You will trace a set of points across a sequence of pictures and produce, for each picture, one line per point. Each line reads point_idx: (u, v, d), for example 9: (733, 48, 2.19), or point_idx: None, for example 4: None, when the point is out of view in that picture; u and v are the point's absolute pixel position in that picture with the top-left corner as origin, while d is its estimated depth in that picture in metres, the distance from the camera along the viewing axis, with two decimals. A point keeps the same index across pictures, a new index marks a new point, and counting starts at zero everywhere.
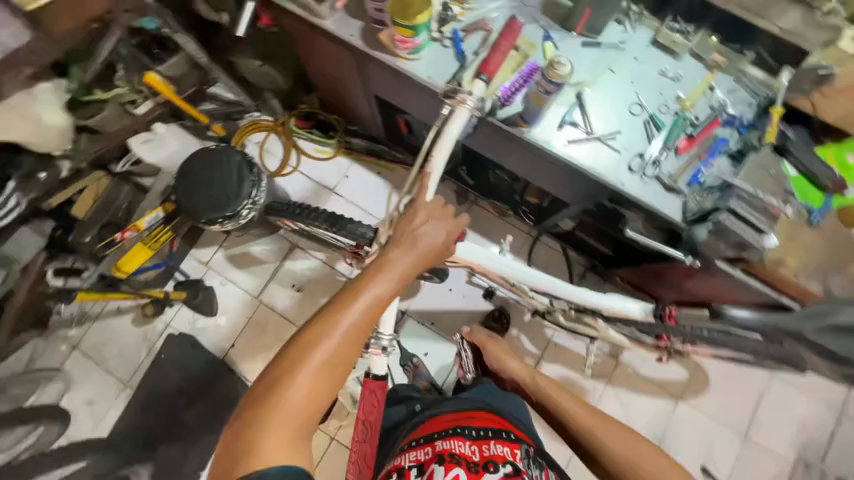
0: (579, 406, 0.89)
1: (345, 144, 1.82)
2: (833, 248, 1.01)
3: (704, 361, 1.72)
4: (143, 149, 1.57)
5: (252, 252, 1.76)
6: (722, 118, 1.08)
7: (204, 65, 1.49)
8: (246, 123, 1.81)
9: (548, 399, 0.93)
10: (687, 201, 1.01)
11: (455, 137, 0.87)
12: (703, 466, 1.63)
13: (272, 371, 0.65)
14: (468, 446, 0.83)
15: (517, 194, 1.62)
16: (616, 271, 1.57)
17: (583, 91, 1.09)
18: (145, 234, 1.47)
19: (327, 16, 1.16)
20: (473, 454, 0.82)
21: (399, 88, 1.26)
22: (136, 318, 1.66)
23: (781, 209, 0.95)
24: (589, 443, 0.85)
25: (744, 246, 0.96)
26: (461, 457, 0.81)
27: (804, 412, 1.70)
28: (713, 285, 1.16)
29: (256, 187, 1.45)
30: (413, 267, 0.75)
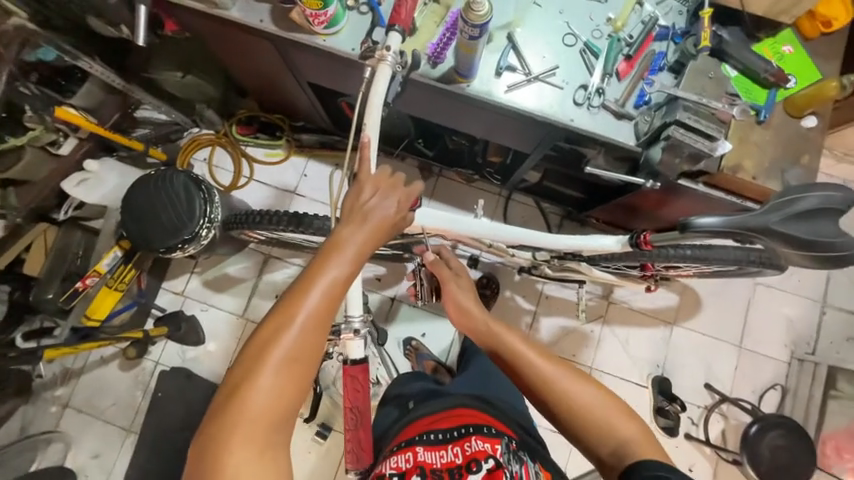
0: (539, 355, 0.91)
1: (295, 142, 1.72)
2: (785, 144, 1.03)
3: (692, 282, 1.74)
4: (78, 191, 1.40)
5: (227, 273, 1.70)
6: (656, 32, 1.02)
7: (121, 87, 1.37)
8: (187, 142, 1.66)
9: (510, 351, 0.93)
10: (637, 124, 0.98)
11: (381, 96, 0.81)
12: (707, 382, 1.69)
13: (237, 371, 0.64)
14: (450, 452, 0.84)
15: (479, 156, 1.56)
16: (590, 213, 1.55)
17: (513, 32, 1.02)
18: (109, 276, 1.40)
19: (230, 6, 1.06)
20: (455, 458, 0.82)
21: (329, 70, 1.18)
22: (121, 363, 1.62)
23: (729, 112, 0.88)
24: (544, 389, 0.88)
25: (698, 157, 0.92)
26: (442, 467, 0.82)
27: (791, 311, 1.75)
28: (683, 207, 1.17)
29: (209, 204, 1.33)
30: (368, 244, 0.71)
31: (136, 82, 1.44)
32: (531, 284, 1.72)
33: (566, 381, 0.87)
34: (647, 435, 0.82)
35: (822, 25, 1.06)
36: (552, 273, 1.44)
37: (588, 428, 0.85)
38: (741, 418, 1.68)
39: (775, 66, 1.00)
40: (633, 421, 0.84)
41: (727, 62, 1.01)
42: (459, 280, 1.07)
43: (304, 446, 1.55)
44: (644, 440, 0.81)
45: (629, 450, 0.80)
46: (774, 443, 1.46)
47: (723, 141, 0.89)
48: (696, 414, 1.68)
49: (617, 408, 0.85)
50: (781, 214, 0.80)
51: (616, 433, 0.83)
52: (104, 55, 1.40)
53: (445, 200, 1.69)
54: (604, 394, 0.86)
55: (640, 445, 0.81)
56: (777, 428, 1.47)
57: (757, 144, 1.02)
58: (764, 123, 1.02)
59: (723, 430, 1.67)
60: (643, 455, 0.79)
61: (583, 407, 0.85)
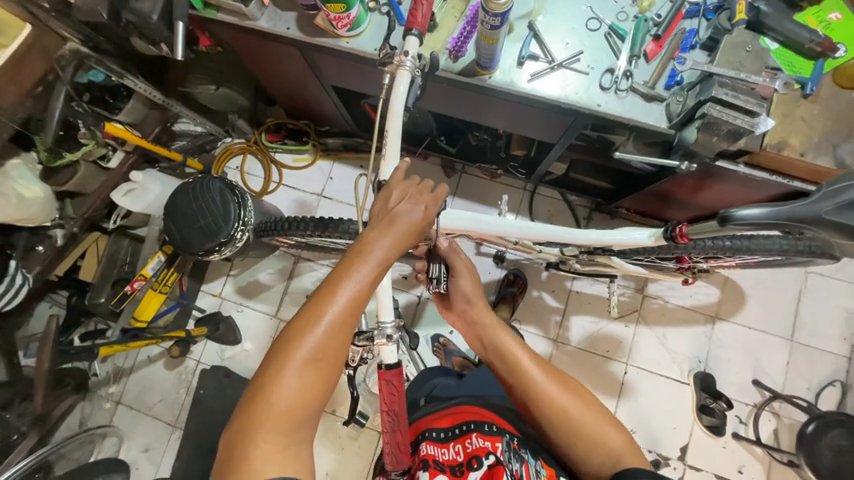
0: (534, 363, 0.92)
1: (321, 147, 1.77)
2: (836, 117, 0.95)
3: (733, 274, 1.65)
4: (127, 200, 1.49)
5: (259, 278, 1.77)
6: (686, 9, 0.98)
7: (161, 102, 1.46)
8: (220, 151, 1.75)
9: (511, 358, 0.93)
10: (670, 105, 0.94)
11: (401, 101, 0.82)
12: (755, 379, 1.58)
13: (264, 367, 0.66)
14: (452, 450, 0.85)
15: (502, 150, 1.55)
16: (620, 204, 1.51)
17: (534, 21, 1.01)
18: (154, 281, 1.49)
19: (258, 17, 1.11)
20: (457, 456, 0.83)
21: (352, 72, 1.20)
22: (166, 362, 1.72)
23: (771, 86, 0.83)
24: (538, 400, 0.88)
25: (738, 134, 0.87)
26: (444, 463, 0.83)
27: (850, 302, 1.62)
28: (723, 190, 1.11)
29: (242, 207, 1.39)
30: (394, 249, 0.71)
31: (174, 96, 1.52)
32: (560, 279, 1.68)
33: (559, 392, 0.89)
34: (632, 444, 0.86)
35: None
36: (581, 268, 1.40)
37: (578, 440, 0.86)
38: (796, 417, 1.57)
39: (821, 34, 0.93)
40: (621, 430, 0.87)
41: (766, 35, 0.96)
42: (469, 276, 1.03)
43: (336, 441, 1.58)
44: (630, 451, 0.84)
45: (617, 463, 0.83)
46: (836, 443, 1.35)
47: (765, 118, 0.85)
48: (744, 413, 1.58)
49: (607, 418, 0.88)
50: (834, 202, 0.73)
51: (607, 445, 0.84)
52: (146, 73, 1.49)
53: (469, 197, 1.68)
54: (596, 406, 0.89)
55: (625, 454, 0.84)
56: (838, 428, 1.36)
57: (804, 119, 0.95)
58: (811, 96, 0.96)
59: (776, 430, 1.57)
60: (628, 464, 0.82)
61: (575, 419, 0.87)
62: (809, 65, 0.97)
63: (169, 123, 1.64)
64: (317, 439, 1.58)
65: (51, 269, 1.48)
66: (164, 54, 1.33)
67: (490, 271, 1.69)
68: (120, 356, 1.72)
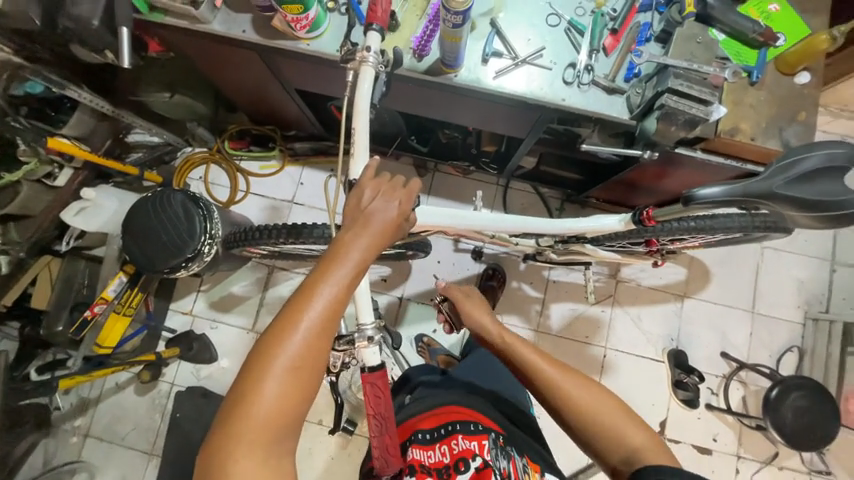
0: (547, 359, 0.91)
1: (289, 152, 1.72)
2: (780, 102, 1.02)
3: (697, 253, 1.74)
4: (80, 220, 1.39)
5: (233, 291, 1.70)
6: (639, 3, 1.02)
7: (110, 112, 1.36)
8: (181, 161, 1.67)
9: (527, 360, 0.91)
10: (629, 97, 0.97)
11: (368, 99, 0.79)
12: (723, 352, 1.68)
13: (240, 380, 0.62)
14: (438, 452, 0.85)
15: (473, 146, 1.55)
16: (590, 194, 1.55)
17: (496, 18, 1.01)
18: (116, 303, 1.40)
19: (211, 19, 1.05)
20: (443, 458, 0.83)
21: (316, 74, 1.17)
22: (137, 388, 1.63)
23: (721, 76, 0.87)
24: (552, 393, 0.87)
25: (695, 123, 0.91)
26: (431, 466, 0.83)
27: (801, 272, 1.74)
28: (684, 176, 1.17)
29: (209, 220, 1.32)
30: (372, 248, 0.70)
31: (125, 106, 1.43)
32: (538, 270, 1.72)
33: (575, 382, 0.87)
34: (657, 441, 0.81)
35: None
36: (558, 258, 1.43)
37: (600, 435, 0.83)
38: (761, 383, 1.67)
39: (763, 25, 0.98)
40: (642, 428, 0.83)
41: (714, 27, 1.00)
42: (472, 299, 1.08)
43: (326, 451, 1.55)
44: (654, 447, 0.80)
45: (641, 458, 0.79)
46: (797, 405, 1.44)
47: (718, 105, 0.89)
48: (715, 384, 1.67)
49: (627, 413, 0.84)
50: (785, 177, 0.78)
51: (628, 439, 0.81)
52: (90, 83, 1.39)
53: (444, 195, 1.68)
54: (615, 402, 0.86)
55: (650, 451, 0.80)
56: (798, 390, 1.45)
57: (752, 105, 1.01)
58: (757, 83, 1.01)
59: (744, 397, 1.67)
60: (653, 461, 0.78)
61: (595, 415, 0.84)
62: (754, 54, 1.03)
63: (122, 135, 1.54)
64: (305, 452, 1.55)
65: None
66: (108, 61, 1.24)
67: (469, 267, 1.70)
68: (85, 387, 1.61)
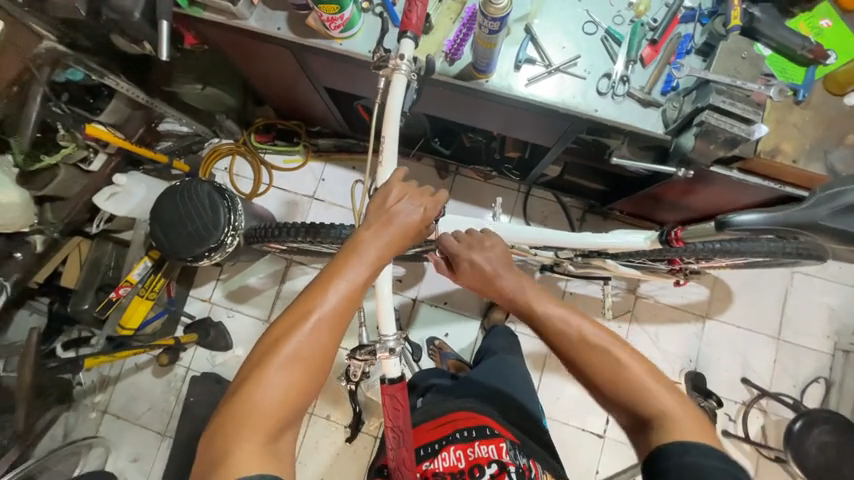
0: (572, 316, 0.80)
1: (312, 148, 1.73)
2: (827, 123, 0.97)
3: (722, 273, 1.68)
4: (111, 204, 1.44)
5: (250, 283, 1.73)
6: (681, 14, 0.98)
7: (146, 102, 1.41)
8: (208, 152, 1.70)
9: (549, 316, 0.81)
10: (665, 110, 0.94)
11: (399, 101, 0.79)
12: (744, 377, 1.62)
13: (249, 365, 0.64)
14: (452, 456, 0.86)
15: (497, 152, 1.53)
16: (614, 206, 1.51)
17: (531, 24, 1.00)
18: (140, 287, 1.45)
19: (248, 16, 1.07)
20: (458, 463, 0.85)
21: (344, 73, 1.17)
22: (155, 370, 1.68)
23: (765, 93, 0.84)
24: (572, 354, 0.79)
25: (734, 142, 0.87)
26: (445, 471, 0.85)
27: (833, 300, 1.66)
28: (717, 194, 1.13)
29: (232, 211, 1.35)
30: (389, 248, 0.70)
31: (159, 96, 1.47)
32: (555, 281, 1.69)
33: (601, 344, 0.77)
34: (687, 407, 0.74)
35: None
36: (576, 270, 1.40)
37: (622, 397, 0.76)
38: (783, 413, 1.61)
39: (813, 42, 0.94)
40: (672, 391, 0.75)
41: (760, 42, 0.97)
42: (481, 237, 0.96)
43: (331, 446, 1.57)
44: (688, 413, 0.73)
45: (666, 426, 0.72)
46: (822, 440, 1.38)
47: (760, 125, 0.85)
48: (734, 410, 1.61)
49: (654, 376, 0.76)
50: (830, 207, 0.74)
51: (653, 402, 0.74)
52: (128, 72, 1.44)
53: (464, 199, 1.67)
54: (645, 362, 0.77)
55: (678, 419, 0.72)
56: (824, 424, 1.39)
57: (796, 125, 0.96)
58: (803, 103, 0.97)
59: (764, 426, 1.60)
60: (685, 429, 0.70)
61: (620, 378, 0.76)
62: (801, 72, 0.98)
63: (154, 124, 1.59)
64: (311, 445, 1.56)
65: (30, 276, 1.43)
66: (146, 52, 1.27)
67: None
68: (106, 365, 1.67)
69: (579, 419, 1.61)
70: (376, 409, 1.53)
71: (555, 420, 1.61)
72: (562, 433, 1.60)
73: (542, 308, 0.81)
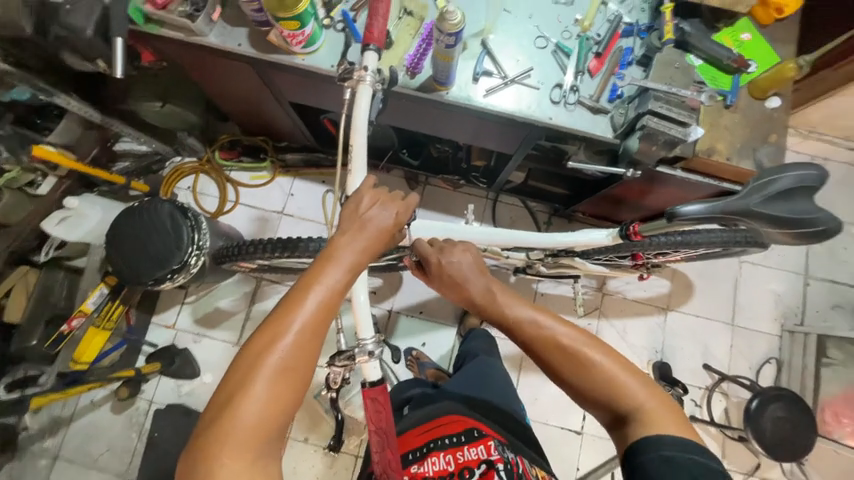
0: (544, 317, 0.83)
1: (280, 163, 1.71)
2: (753, 124, 1.08)
3: (680, 266, 1.79)
4: (61, 230, 1.35)
5: (220, 307, 1.66)
6: (621, 30, 1.07)
7: (100, 121, 1.35)
8: (169, 172, 1.65)
9: (521, 322, 0.83)
10: (613, 117, 1.02)
11: (363, 114, 0.81)
12: (705, 364, 1.71)
13: (227, 382, 0.61)
14: (442, 460, 0.85)
15: (464, 161, 1.59)
16: (577, 209, 1.59)
17: (486, 39, 1.06)
18: (96, 316, 1.36)
19: (207, 33, 1.07)
20: (448, 466, 0.84)
21: (308, 88, 1.19)
22: (114, 405, 1.57)
23: (698, 99, 0.93)
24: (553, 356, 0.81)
25: (673, 143, 0.95)
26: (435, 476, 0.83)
27: (778, 285, 1.80)
28: (667, 192, 1.21)
29: (197, 230, 1.31)
30: (365, 253, 0.71)
31: (115, 115, 1.42)
32: (526, 283, 1.74)
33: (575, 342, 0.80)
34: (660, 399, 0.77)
35: (775, 12, 1.10)
36: (547, 271, 1.45)
37: (598, 394, 0.79)
38: (742, 395, 1.71)
39: (735, 53, 1.05)
40: (646, 385, 0.78)
41: (691, 53, 1.07)
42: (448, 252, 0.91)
43: (310, 468, 1.51)
44: (662, 405, 0.75)
45: (641, 420, 0.74)
46: (776, 415, 1.48)
47: (695, 127, 0.93)
48: (698, 396, 1.70)
49: (628, 370, 0.79)
50: (761, 195, 0.82)
51: (628, 397, 0.77)
52: (80, 91, 1.38)
53: (434, 207, 1.71)
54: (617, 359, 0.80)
55: (653, 412, 0.75)
56: (778, 401, 1.49)
57: (727, 127, 1.06)
58: (732, 106, 1.07)
59: (726, 409, 1.70)
60: (660, 423, 0.73)
61: (600, 374, 0.79)
62: (728, 79, 1.08)
63: (110, 143, 1.53)
64: (289, 469, 1.50)
65: None
66: (100, 70, 1.23)
67: None
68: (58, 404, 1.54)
69: (558, 417, 1.64)
70: (356, 426, 1.49)
71: (534, 421, 1.63)
72: (542, 432, 1.63)
73: (516, 312, 0.84)
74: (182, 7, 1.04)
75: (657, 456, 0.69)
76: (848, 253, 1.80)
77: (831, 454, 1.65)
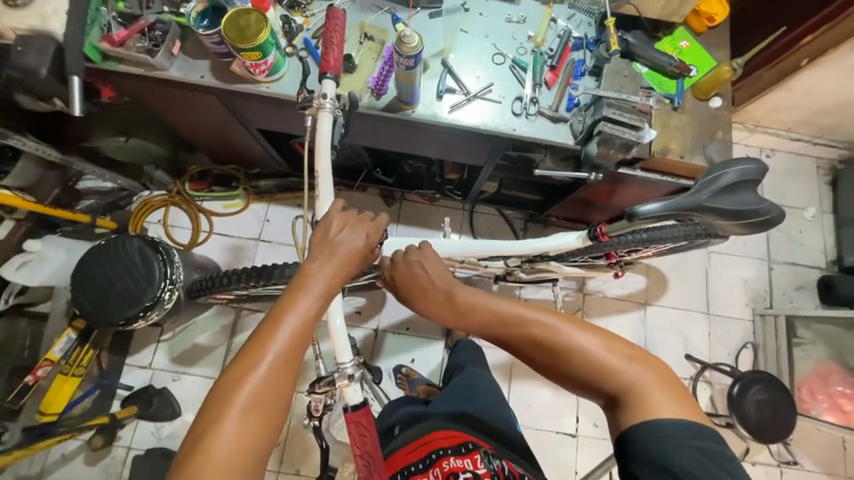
0: (526, 309, 0.83)
1: (253, 190, 1.70)
2: (700, 123, 1.15)
3: (653, 261, 1.86)
4: (21, 275, 1.30)
5: (199, 343, 1.60)
6: (572, 43, 1.14)
7: (59, 161, 1.31)
8: (138, 206, 1.61)
9: (504, 315, 0.83)
10: (573, 124, 1.07)
11: (327, 138, 0.82)
12: (687, 354, 1.76)
13: (198, 423, 0.59)
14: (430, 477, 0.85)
15: (438, 175, 1.62)
16: (550, 213, 1.64)
17: (446, 58, 1.10)
18: (64, 363, 1.29)
19: (168, 66, 1.07)
20: None
21: (276, 115, 1.19)
22: (88, 457, 1.47)
23: (647, 104, 1.00)
24: (529, 349, 0.82)
25: (629, 146, 1.00)
26: None
27: (745, 272, 1.89)
28: (631, 192, 1.27)
29: (169, 264, 1.27)
30: (336, 278, 0.71)
31: (76, 153, 1.39)
32: (509, 290, 1.76)
33: (557, 332, 0.80)
34: (653, 378, 0.75)
35: (707, 20, 1.20)
36: (526, 276, 1.48)
37: (590, 379, 0.78)
38: (725, 381, 1.76)
39: (676, 59, 1.13)
40: (638, 364, 0.77)
41: (637, 61, 1.14)
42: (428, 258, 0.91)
43: None
44: (655, 383, 0.75)
45: (633, 402, 0.74)
46: (758, 398, 1.53)
47: (648, 129, 0.99)
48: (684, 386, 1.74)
49: (618, 352, 0.78)
50: (710, 190, 0.87)
51: (619, 380, 0.76)
52: (38, 131, 1.35)
53: (412, 222, 1.72)
54: (605, 341, 0.79)
55: (646, 392, 0.74)
56: (757, 384, 1.54)
57: (677, 127, 1.13)
58: (680, 108, 1.15)
59: (711, 396, 1.74)
60: (653, 401, 0.72)
61: (585, 360, 0.78)
62: (673, 84, 1.16)
63: (72, 182, 1.49)
64: None
65: None
66: (57, 108, 1.20)
67: None
68: (25, 462, 1.44)
69: (552, 422, 1.64)
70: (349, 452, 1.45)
71: (529, 428, 1.63)
72: (539, 438, 1.62)
73: (487, 310, 0.85)
74: (141, 43, 1.05)
75: (653, 447, 0.69)
76: (805, 236, 1.91)
77: (813, 430, 1.71)
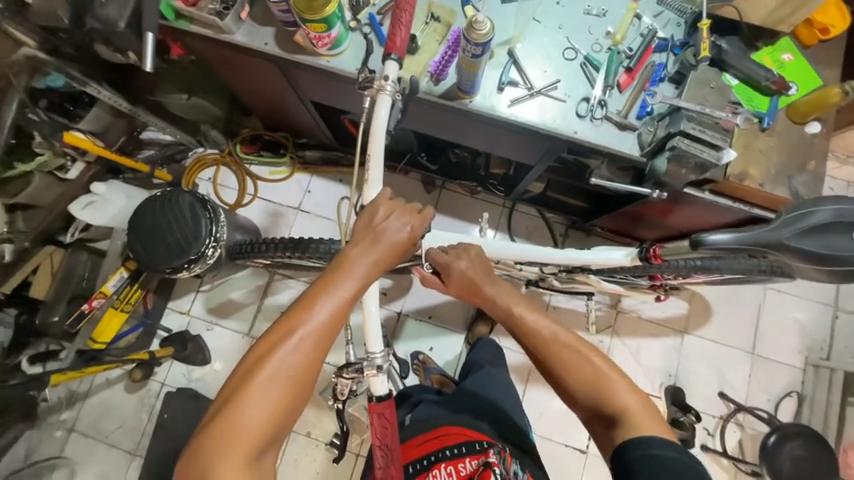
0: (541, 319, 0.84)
1: (299, 160, 1.72)
2: (789, 150, 1.03)
3: (700, 289, 1.73)
4: (86, 214, 1.40)
5: (232, 298, 1.69)
6: (655, 44, 1.04)
7: (128, 111, 1.38)
8: (192, 162, 1.68)
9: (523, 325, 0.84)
10: (641, 134, 0.98)
11: (384, 121, 0.81)
12: (721, 391, 1.65)
13: (230, 385, 0.62)
14: (444, 472, 0.85)
15: (483, 168, 1.57)
16: (595, 223, 1.55)
17: (514, 48, 1.03)
18: (115, 298, 1.41)
19: (235, 30, 1.08)
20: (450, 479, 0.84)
21: (332, 89, 1.19)
22: (127, 385, 1.61)
23: (733, 121, 0.91)
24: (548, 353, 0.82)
25: (705, 167, 0.92)
26: None
27: (803, 315, 1.72)
28: (693, 215, 1.16)
29: (215, 223, 1.33)
30: (376, 266, 0.70)
31: (143, 105, 1.45)
32: (539, 295, 1.70)
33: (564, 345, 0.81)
34: (648, 407, 0.76)
35: (820, 32, 1.06)
36: (560, 285, 1.42)
37: (587, 397, 0.79)
38: (759, 427, 1.64)
39: (775, 74, 1.00)
40: (634, 390, 0.78)
41: (727, 71, 1.02)
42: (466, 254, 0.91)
43: (311, 464, 1.53)
44: (645, 412, 0.76)
45: (625, 424, 0.75)
46: (795, 453, 1.41)
47: (729, 150, 0.90)
48: (712, 424, 1.64)
49: (618, 376, 0.79)
50: (795, 228, 0.77)
51: (614, 401, 0.77)
52: (112, 81, 1.42)
53: (450, 212, 1.69)
54: (608, 362, 0.80)
55: (637, 418, 0.75)
56: (797, 438, 1.42)
57: (762, 151, 1.02)
58: (768, 130, 1.03)
59: (740, 439, 1.63)
60: (641, 426, 0.74)
61: (585, 374, 0.80)
62: (766, 102, 1.04)
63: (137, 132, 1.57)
64: (290, 463, 1.52)
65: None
66: (131, 62, 1.26)
67: None
68: (75, 380, 1.60)
69: (564, 434, 1.61)
70: (358, 426, 1.49)
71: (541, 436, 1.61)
72: (549, 448, 1.60)
73: (527, 312, 0.84)
74: (213, 5, 1.06)
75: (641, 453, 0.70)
76: None
77: None
